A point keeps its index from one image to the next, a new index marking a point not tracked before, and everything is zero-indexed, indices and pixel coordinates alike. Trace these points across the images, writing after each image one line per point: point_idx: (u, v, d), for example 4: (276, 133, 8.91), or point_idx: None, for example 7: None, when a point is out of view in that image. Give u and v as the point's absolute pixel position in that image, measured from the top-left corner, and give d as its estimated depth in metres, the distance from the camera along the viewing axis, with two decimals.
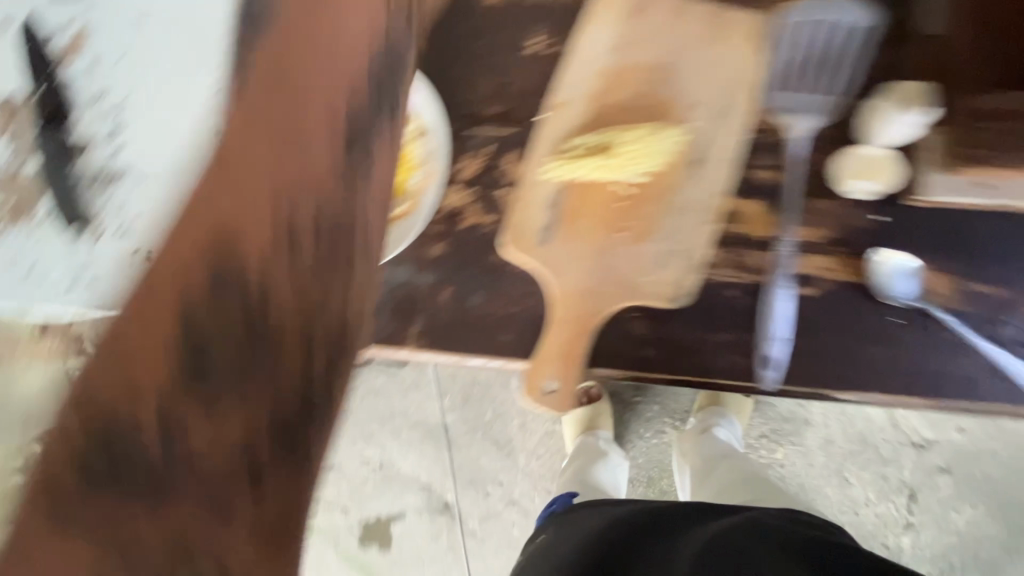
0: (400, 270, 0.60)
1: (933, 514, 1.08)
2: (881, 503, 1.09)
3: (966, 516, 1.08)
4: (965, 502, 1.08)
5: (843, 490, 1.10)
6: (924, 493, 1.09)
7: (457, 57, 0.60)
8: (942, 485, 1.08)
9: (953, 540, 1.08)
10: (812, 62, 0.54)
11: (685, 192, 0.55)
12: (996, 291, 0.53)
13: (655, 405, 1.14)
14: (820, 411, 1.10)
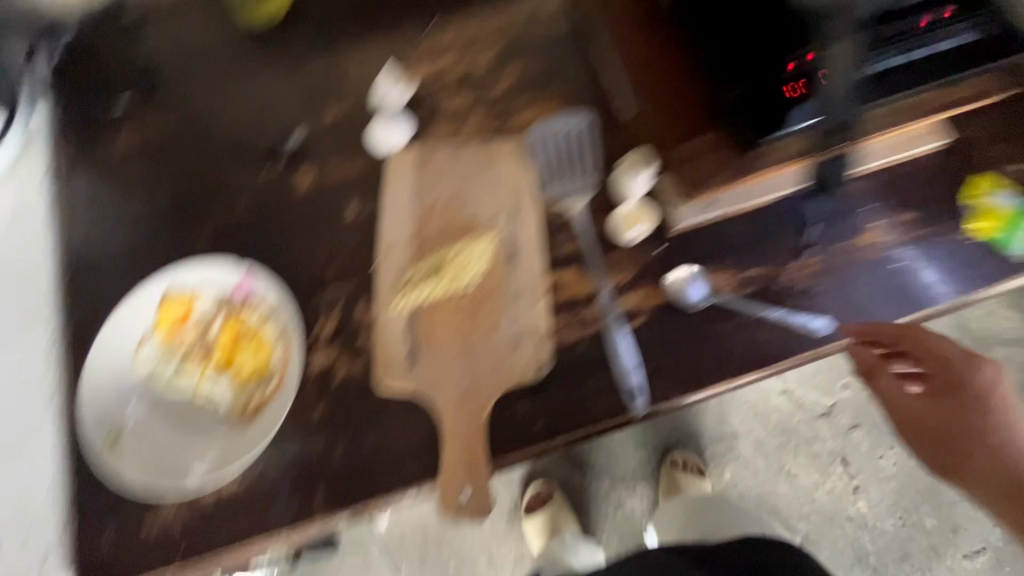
0: (289, 442, 0.61)
1: (868, 469, 1.25)
2: (827, 479, 1.25)
3: (891, 459, 1.24)
4: (884, 447, 1.25)
5: (792, 483, 1.25)
6: (852, 454, 1.25)
7: (291, 244, 0.69)
8: (860, 441, 1.26)
9: (894, 485, 1.24)
10: (559, 157, 0.68)
11: (512, 280, 0.64)
12: (768, 269, 0.65)
13: (604, 479, 1.22)
14: (740, 423, 1.26)
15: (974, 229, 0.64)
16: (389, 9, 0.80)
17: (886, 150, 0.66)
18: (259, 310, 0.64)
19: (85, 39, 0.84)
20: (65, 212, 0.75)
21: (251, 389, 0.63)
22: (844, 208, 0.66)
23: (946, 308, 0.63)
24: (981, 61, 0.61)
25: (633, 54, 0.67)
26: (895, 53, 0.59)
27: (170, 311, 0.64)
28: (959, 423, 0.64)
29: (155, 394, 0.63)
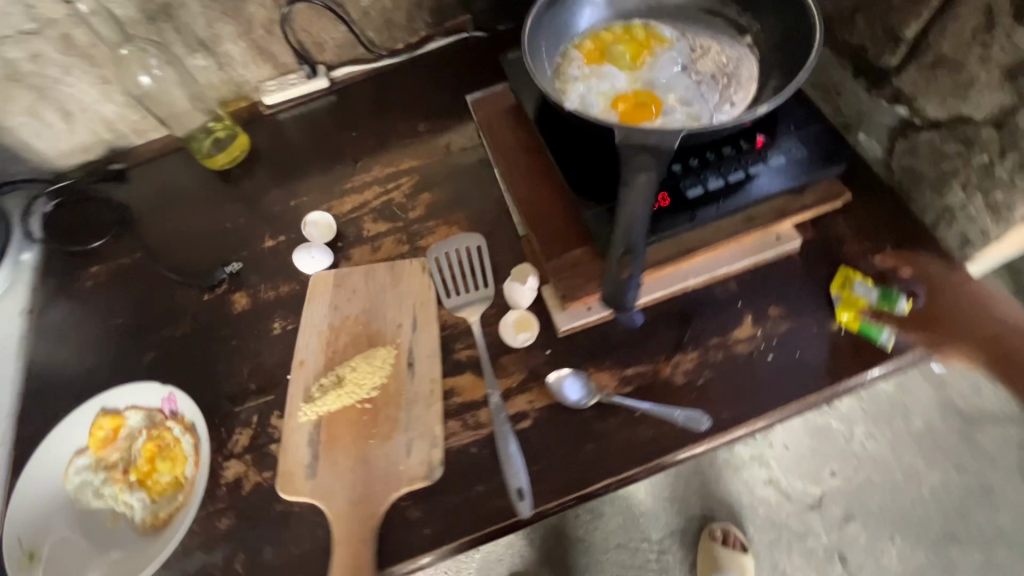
0: (192, 556, 0.63)
1: (869, 565, 1.39)
2: None
3: (893, 554, 1.39)
4: (885, 541, 1.40)
5: None
6: (848, 550, 1.41)
7: (220, 360, 0.76)
8: (856, 535, 1.42)
9: None
10: (458, 273, 0.77)
11: (409, 388, 0.69)
12: (649, 365, 0.69)
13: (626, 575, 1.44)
14: (761, 513, 1.48)
15: (842, 320, 0.68)
16: (327, 155, 0.95)
17: (751, 250, 0.72)
18: (179, 425, 0.70)
19: (75, 188, 0.98)
20: (35, 342, 0.85)
21: (162, 503, 0.67)
22: (718, 304, 0.71)
23: (844, 388, 0.65)
24: (814, 173, 0.68)
25: (519, 183, 0.78)
26: (737, 171, 0.66)
27: (98, 429, 0.70)
28: (960, 318, 0.67)
29: (72, 513, 0.66)
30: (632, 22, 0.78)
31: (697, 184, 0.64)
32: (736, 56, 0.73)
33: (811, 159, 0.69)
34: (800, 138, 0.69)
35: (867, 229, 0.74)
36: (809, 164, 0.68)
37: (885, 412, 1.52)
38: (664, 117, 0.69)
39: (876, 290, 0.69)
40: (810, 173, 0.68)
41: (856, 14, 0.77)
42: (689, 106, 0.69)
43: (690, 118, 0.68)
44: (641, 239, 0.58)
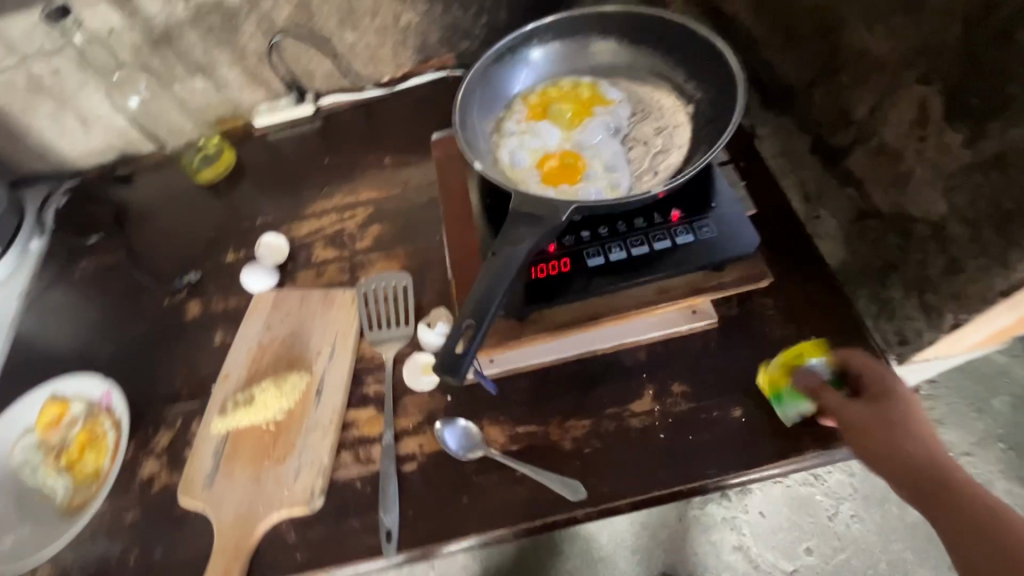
0: (97, 543, 0.70)
1: None
2: None
3: None
4: None
5: None
6: None
7: (164, 363, 0.84)
8: None
9: None
10: (383, 309, 0.80)
11: (311, 415, 0.73)
12: (541, 426, 0.69)
13: None
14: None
15: (767, 376, 0.66)
16: (300, 178, 1.01)
17: (661, 323, 0.71)
18: (110, 419, 0.78)
19: (86, 187, 1.10)
20: (23, 322, 0.96)
21: (81, 489, 0.74)
22: (621, 373, 0.71)
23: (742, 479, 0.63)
24: (721, 258, 0.67)
25: (454, 227, 0.80)
26: (641, 244, 0.66)
27: (45, 412, 0.79)
28: (881, 419, 0.56)
29: (6, 485, 0.74)
30: (582, 79, 0.79)
31: (598, 255, 0.66)
32: (675, 124, 0.73)
33: (725, 240, 0.67)
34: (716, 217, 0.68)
35: (792, 313, 0.72)
36: (721, 245, 0.67)
37: (878, 494, 1.43)
38: (582, 180, 0.69)
39: (826, 371, 0.64)
40: (719, 254, 0.67)
41: (813, 87, 0.73)
42: (609, 171, 0.69)
43: (607, 187, 0.67)
44: (490, 313, 0.52)
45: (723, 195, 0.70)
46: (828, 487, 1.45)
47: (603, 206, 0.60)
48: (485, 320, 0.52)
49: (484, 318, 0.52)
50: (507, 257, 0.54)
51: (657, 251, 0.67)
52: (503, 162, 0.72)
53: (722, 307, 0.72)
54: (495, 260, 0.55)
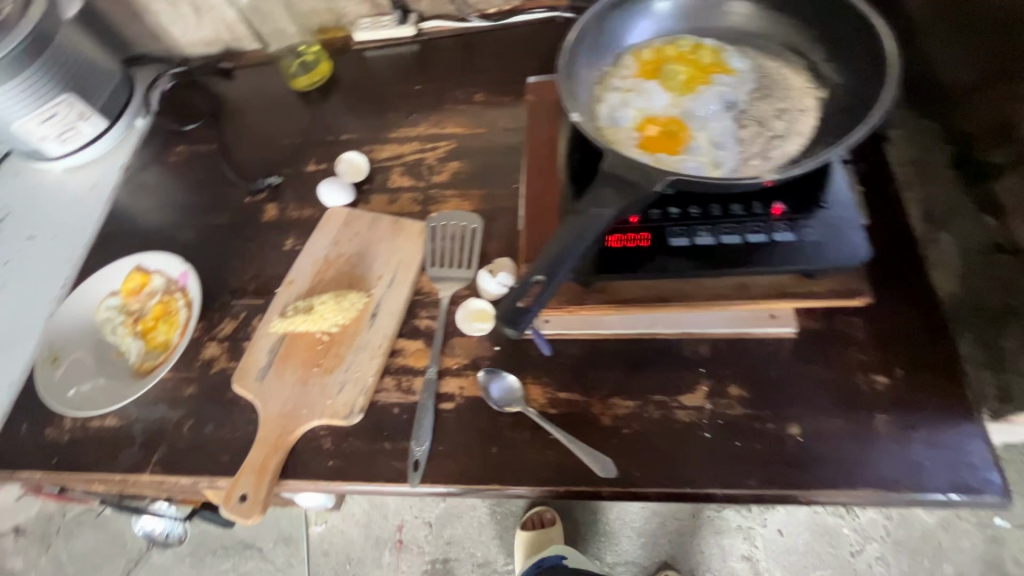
0: (158, 407, 0.77)
1: None
2: None
3: None
4: None
5: None
6: None
7: (237, 257, 0.87)
8: None
9: None
10: (448, 248, 0.79)
11: (363, 336, 0.74)
12: (584, 396, 0.67)
13: None
14: None
15: None
16: (389, 99, 1.00)
17: (733, 320, 0.66)
18: (183, 299, 0.82)
19: (189, 75, 1.13)
20: (119, 193, 1.02)
21: (151, 356, 0.80)
22: (678, 362, 0.67)
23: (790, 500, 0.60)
24: (823, 264, 0.59)
25: (534, 178, 0.77)
26: (733, 233, 0.60)
27: (129, 281, 0.85)
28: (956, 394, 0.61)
29: (91, 337, 0.82)
30: (704, 42, 0.72)
31: (684, 235, 0.61)
32: (801, 108, 0.65)
33: (832, 246, 0.60)
34: (827, 218, 0.61)
35: (883, 339, 0.64)
36: (825, 251, 0.59)
37: (913, 544, 1.36)
38: (681, 154, 0.64)
39: None
40: (820, 261, 0.59)
41: (975, 91, 0.63)
42: (713, 150, 0.63)
43: (708, 165, 0.62)
44: (560, 273, 0.52)
45: (841, 196, 0.62)
46: (858, 523, 1.39)
47: (705, 183, 0.55)
48: (553, 280, 0.52)
49: (552, 277, 0.52)
50: (587, 220, 0.52)
51: (749, 243, 0.60)
52: (601, 118, 0.68)
53: (805, 317, 0.67)
54: (577, 219, 0.52)
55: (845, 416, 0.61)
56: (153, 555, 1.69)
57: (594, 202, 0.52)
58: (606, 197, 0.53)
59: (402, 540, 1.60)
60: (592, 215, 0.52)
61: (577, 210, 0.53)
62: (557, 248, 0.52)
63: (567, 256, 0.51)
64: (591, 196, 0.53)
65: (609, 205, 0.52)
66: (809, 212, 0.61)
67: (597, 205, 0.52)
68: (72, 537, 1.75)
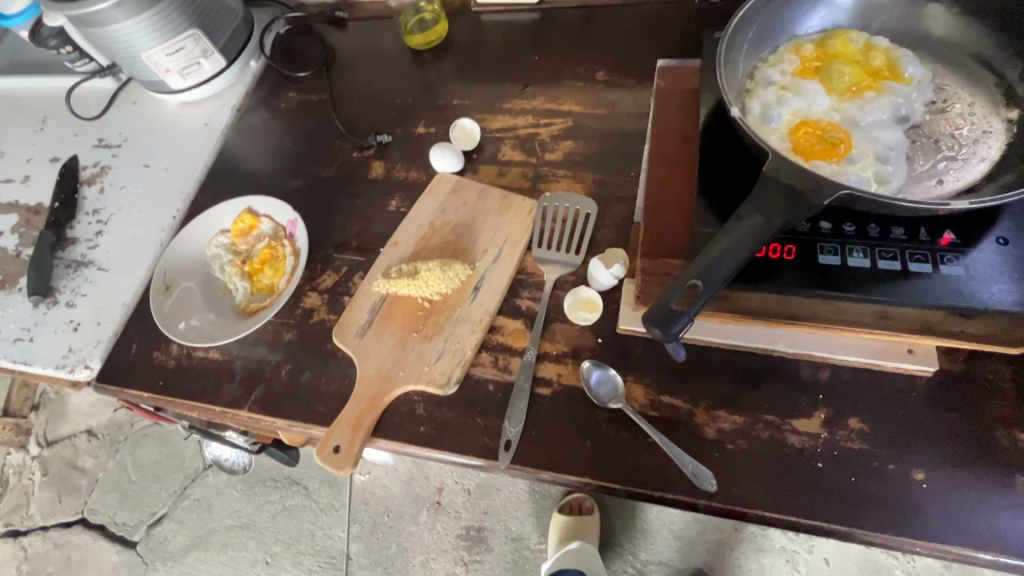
0: (258, 348, 0.79)
1: None
2: None
3: None
4: None
5: None
6: None
7: (342, 211, 0.88)
8: None
9: None
10: (557, 230, 0.77)
11: (465, 307, 0.74)
12: (688, 404, 0.65)
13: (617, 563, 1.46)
14: None
15: None
16: (504, 68, 0.97)
17: (864, 349, 0.62)
18: (290, 247, 0.85)
19: (305, 21, 1.13)
20: (229, 133, 1.04)
21: (256, 298, 0.83)
22: (794, 384, 0.64)
23: (906, 546, 0.56)
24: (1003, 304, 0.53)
25: (659, 168, 0.73)
26: (893, 258, 0.55)
27: (239, 222, 0.87)
28: None
29: (201, 271, 0.85)
30: (877, 42, 0.66)
31: (835, 253, 0.56)
32: (985, 130, 0.59)
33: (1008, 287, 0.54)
34: (1004, 255, 0.54)
35: None
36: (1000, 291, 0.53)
37: None
38: (840, 164, 0.59)
39: None
40: (993, 301, 0.53)
41: None
42: (878, 165, 0.58)
43: (872, 180, 0.57)
44: (721, 279, 0.48)
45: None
46: (913, 566, 1.34)
47: (881, 202, 0.50)
48: (713, 285, 0.47)
49: (713, 282, 0.48)
50: (748, 226, 0.48)
51: (911, 272, 0.55)
52: (753, 114, 0.63)
53: (944, 357, 0.62)
54: (737, 225, 0.49)
55: (980, 469, 0.57)
56: (208, 476, 1.80)
57: (758, 209, 0.49)
58: (772, 205, 0.49)
59: (440, 502, 1.63)
60: (755, 222, 0.48)
61: (737, 215, 0.50)
62: (714, 252, 0.48)
63: (725, 262, 0.48)
64: (754, 203, 0.50)
65: (776, 214, 0.48)
66: (982, 246, 0.55)
67: (761, 212, 0.49)
68: (137, 448, 1.88)
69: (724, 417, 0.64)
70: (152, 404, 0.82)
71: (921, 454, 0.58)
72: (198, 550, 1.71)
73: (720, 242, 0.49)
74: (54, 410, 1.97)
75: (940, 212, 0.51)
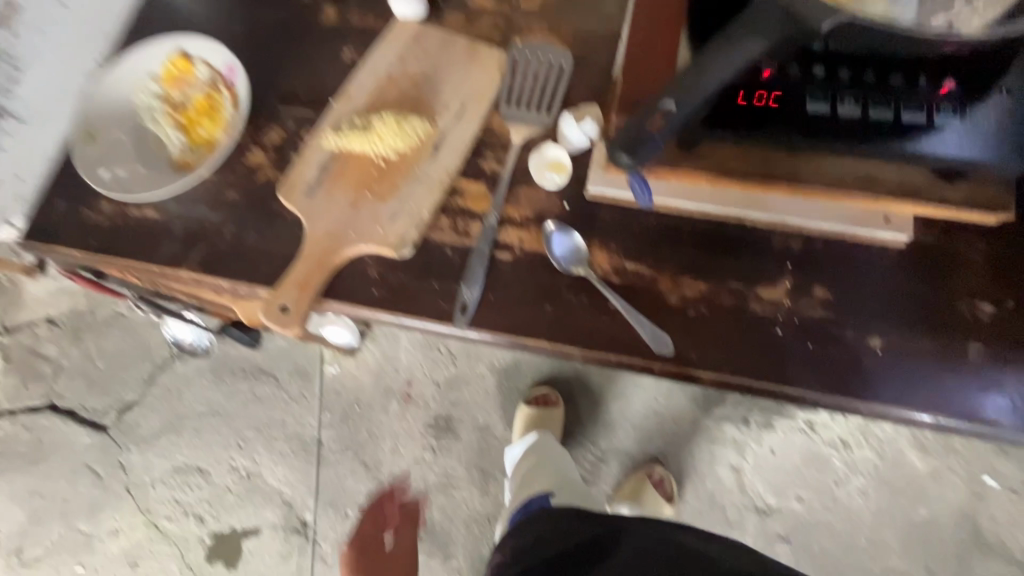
0: (198, 207, 0.73)
1: None
2: None
3: None
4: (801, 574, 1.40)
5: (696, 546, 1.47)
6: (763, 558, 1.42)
7: (289, 61, 0.78)
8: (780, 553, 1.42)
9: None
10: (528, 86, 0.70)
11: (423, 167, 0.68)
12: (653, 271, 0.62)
13: (576, 443, 1.54)
14: (705, 487, 1.47)
15: None
16: None
17: (840, 216, 0.59)
18: (230, 95, 0.76)
19: None
20: None
21: (193, 153, 0.75)
22: (765, 253, 0.61)
23: (852, 407, 0.57)
24: (979, 158, 0.51)
25: (644, 14, 0.65)
26: (885, 106, 0.51)
27: (173, 68, 0.77)
28: None
29: (129, 121, 0.76)
30: None
31: (824, 101, 0.52)
32: None
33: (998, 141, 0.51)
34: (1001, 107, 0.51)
35: (1000, 265, 0.58)
36: (988, 147, 0.51)
37: (898, 486, 1.40)
38: None
39: None
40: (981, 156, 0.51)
41: None
42: None
43: None
44: (691, 109, 0.47)
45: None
46: (851, 458, 1.43)
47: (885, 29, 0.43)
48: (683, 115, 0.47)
49: (683, 112, 0.48)
50: (736, 51, 0.43)
51: (902, 123, 0.51)
52: None
53: (920, 228, 0.59)
54: (725, 48, 0.43)
55: (934, 336, 0.57)
56: (176, 366, 1.78)
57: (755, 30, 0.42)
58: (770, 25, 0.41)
59: (410, 394, 1.66)
60: (745, 46, 0.42)
61: (731, 32, 0.43)
62: (693, 78, 0.46)
63: (701, 91, 0.46)
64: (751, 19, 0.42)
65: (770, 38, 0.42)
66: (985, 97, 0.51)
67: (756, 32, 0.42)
68: (101, 336, 1.84)
69: (688, 283, 0.61)
70: (88, 266, 0.77)
71: (880, 324, 0.58)
72: (171, 434, 1.73)
73: (704, 65, 0.45)
74: (8, 297, 1.89)
75: (946, 50, 0.46)
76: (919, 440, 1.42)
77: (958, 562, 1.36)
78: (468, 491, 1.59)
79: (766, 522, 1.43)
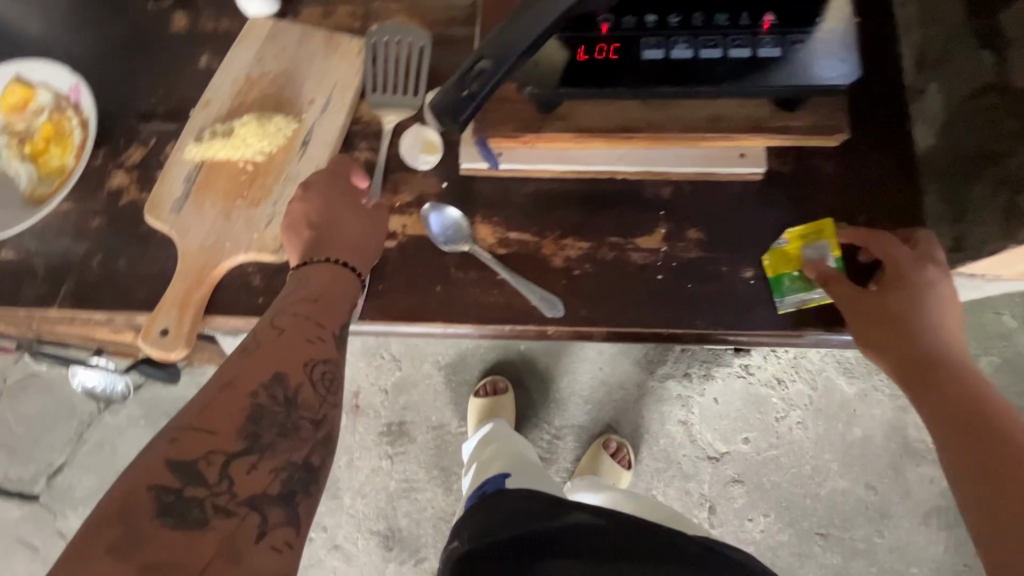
0: (61, 240, 0.68)
1: (731, 524, 1.47)
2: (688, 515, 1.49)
3: (759, 524, 1.47)
4: (757, 512, 1.47)
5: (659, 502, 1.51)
6: (720, 503, 1.48)
7: (141, 75, 0.74)
8: (735, 495, 1.48)
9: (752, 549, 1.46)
10: (390, 70, 0.68)
11: (293, 165, 0.66)
12: (536, 237, 0.63)
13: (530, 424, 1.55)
14: (659, 445, 1.51)
15: None
16: None
17: (701, 158, 0.61)
18: (76, 117, 0.70)
19: None
20: None
21: (46, 182, 0.70)
22: (638, 203, 0.63)
23: (735, 337, 0.59)
24: (805, 83, 0.53)
25: None
26: (714, 46, 0.53)
27: (8, 95, 0.71)
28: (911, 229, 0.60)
29: None
30: None
31: (658, 47, 0.53)
32: None
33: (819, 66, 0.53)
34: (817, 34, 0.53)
35: (849, 185, 0.62)
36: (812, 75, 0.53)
37: (831, 412, 1.48)
38: None
39: None
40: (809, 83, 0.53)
41: None
42: None
43: None
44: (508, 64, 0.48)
45: (840, 10, 0.54)
46: (787, 394, 1.50)
47: None
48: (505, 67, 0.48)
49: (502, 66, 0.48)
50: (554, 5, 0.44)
51: (732, 59, 0.53)
52: None
53: (775, 161, 0.62)
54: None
55: None
56: (105, 419, 1.67)
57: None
58: None
59: (359, 406, 1.62)
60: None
61: None
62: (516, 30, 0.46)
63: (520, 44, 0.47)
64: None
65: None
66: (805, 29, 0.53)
67: None
68: (16, 401, 1.70)
69: (569, 243, 0.62)
70: None
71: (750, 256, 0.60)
72: None
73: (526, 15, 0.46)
74: None
75: None
76: (845, 366, 1.49)
77: (893, 473, 1.45)
78: (432, 492, 1.58)
79: (718, 468, 1.49)
